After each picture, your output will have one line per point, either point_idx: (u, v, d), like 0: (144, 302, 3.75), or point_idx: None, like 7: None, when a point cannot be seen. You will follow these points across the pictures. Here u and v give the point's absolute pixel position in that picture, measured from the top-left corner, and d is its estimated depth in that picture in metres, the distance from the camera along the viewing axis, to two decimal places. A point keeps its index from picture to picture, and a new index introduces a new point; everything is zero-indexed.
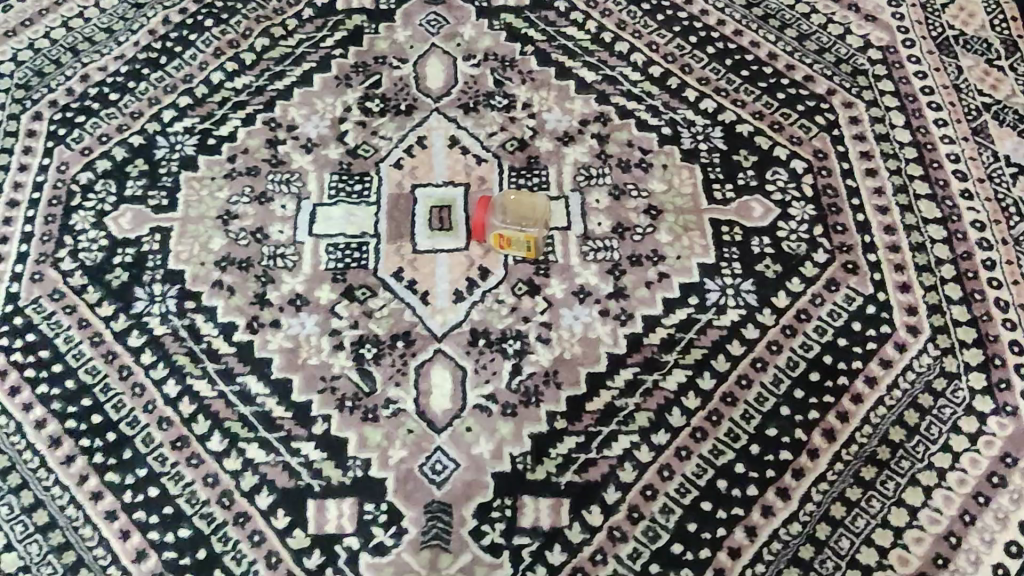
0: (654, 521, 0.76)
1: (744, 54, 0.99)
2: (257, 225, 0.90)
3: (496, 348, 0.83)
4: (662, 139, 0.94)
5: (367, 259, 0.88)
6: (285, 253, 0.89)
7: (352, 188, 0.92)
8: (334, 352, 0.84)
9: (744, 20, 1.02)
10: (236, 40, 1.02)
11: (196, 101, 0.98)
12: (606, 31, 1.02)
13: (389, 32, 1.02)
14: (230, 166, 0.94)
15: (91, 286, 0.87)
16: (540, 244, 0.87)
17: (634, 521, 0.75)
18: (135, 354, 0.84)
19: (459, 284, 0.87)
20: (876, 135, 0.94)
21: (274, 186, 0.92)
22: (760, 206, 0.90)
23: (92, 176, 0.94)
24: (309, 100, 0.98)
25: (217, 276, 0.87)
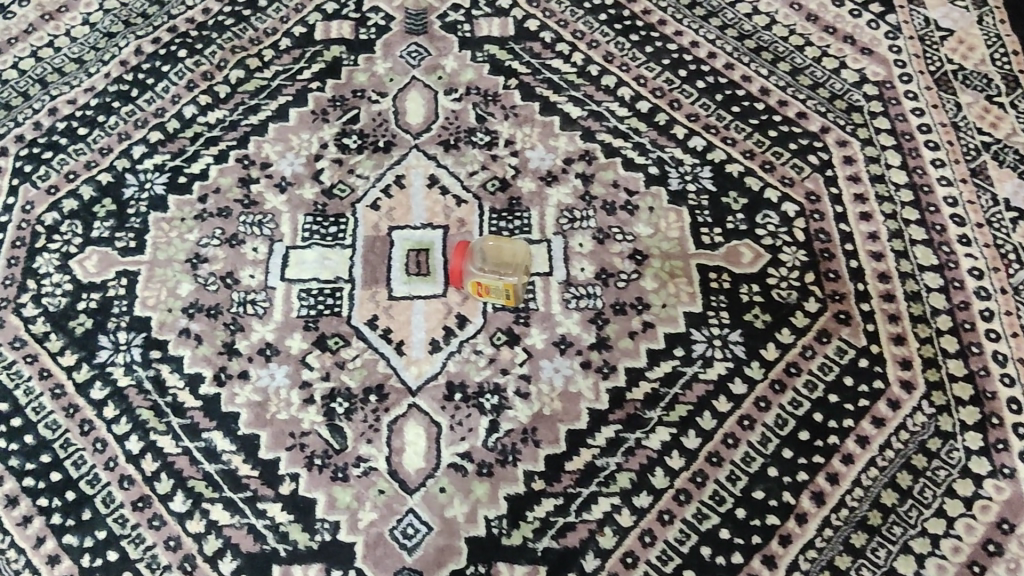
0: None
1: (734, 89, 0.96)
2: (227, 269, 0.87)
3: (473, 403, 0.80)
4: (649, 179, 0.91)
5: (340, 306, 0.85)
6: (256, 299, 0.85)
7: (326, 229, 0.89)
8: (303, 406, 0.80)
9: (735, 53, 0.98)
10: (210, 72, 0.99)
11: (167, 136, 0.95)
12: (593, 64, 0.98)
13: (368, 64, 0.99)
14: (201, 206, 0.91)
15: (54, 334, 0.84)
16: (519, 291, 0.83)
17: None
18: (98, 407, 0.81)
19: (437, 333, 0.83)
20: (871, 176, 0.90)
21: (245, 227, 0.89)
22: (749, 251, 0.87)
23: (57, 217, 0.91)
24: (284, 135, 0.94)
25: (185, 323, 0.84)
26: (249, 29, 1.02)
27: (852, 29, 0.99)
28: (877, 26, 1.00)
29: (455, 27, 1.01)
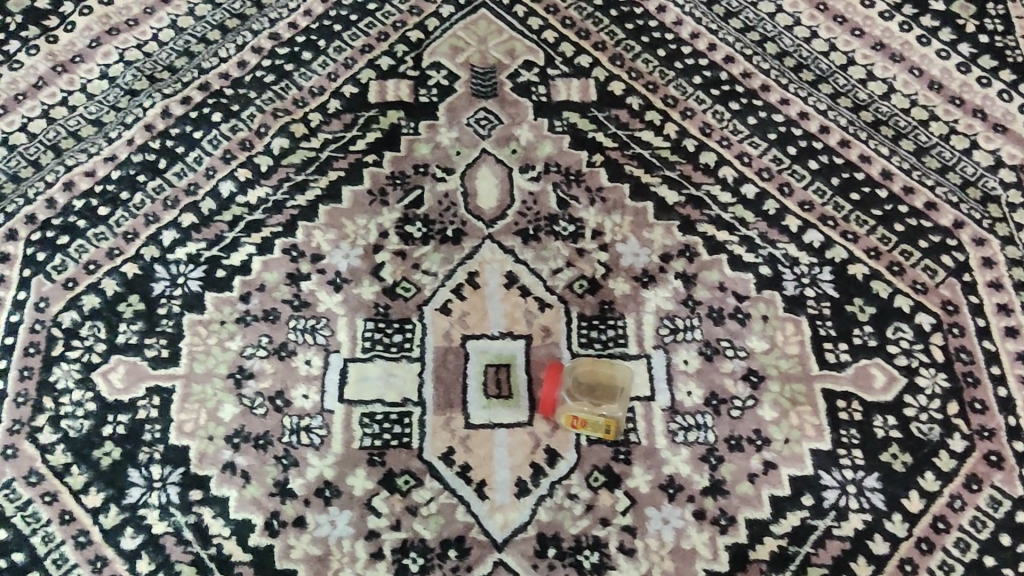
0: None
1: (852, 172, 0.84)
2: (276, 387, 0.75)
3: (570, 562, 0.69)
4: (761, 281, 0.79)
5: (410, 436, 0.73)
6: (311, 425, 0.74)
7: (390, 338, 0.77)
8: (371, 562, 0.69)
9: (851, 127, 0.86)
10: (249, 140, 0.86)
11: (201, 219, 0.83)
12: (688, 137, 0.86)
13: (431, 133, 0.87)
14: (243, 307, 0.78)
15: (76, 466, 0.72)
16: (619, 425, 0.72)
17: None
18: (130, 560, 0.69)
19: (523, 472, 0.72)
20: (1014, 282, 0.79)
21: (296, 335, 0.77)
22: (882, 373, 0.75)
23: (77, 318, 0.78)
24: (337, 221, 0.82)
25: (229, 456, 0.72)
26: (293, 88, 0.89)
27: (981, 101, 0.88)
28: (1009, 97, 0.88)
29: (529, 89, 0.89)
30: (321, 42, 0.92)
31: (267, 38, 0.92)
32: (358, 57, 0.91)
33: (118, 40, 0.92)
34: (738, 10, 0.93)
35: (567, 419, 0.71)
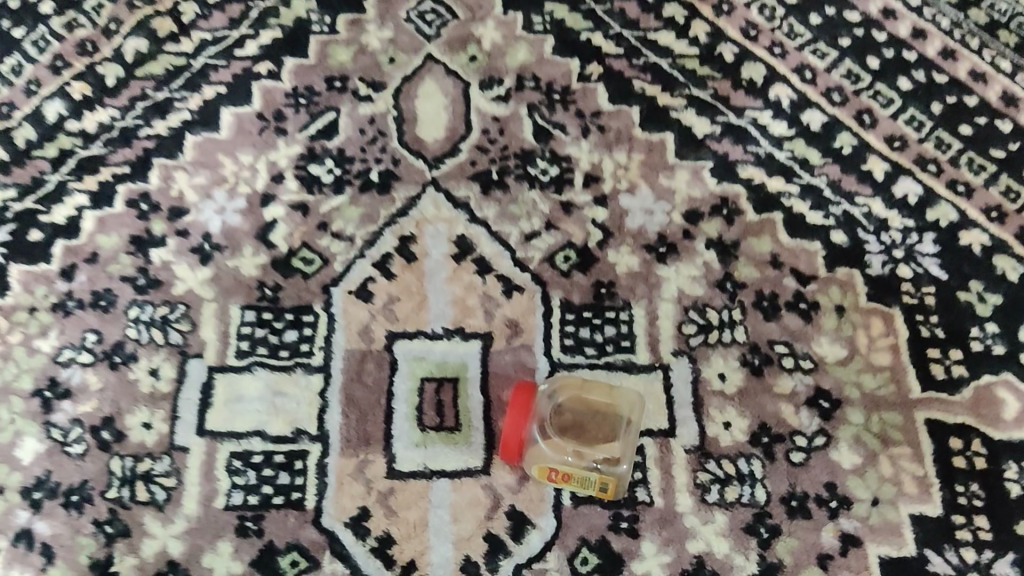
0: None
1: (963, 95, 0.58)
2: (104, 412, 0.50)
3: None
4: (833, 254, 0.53)
5: (303, 490, 0.48)
6: (152, 472, 0.48)
7: (280, 336, 0.51)
8: None
9: (955, 31, 0.60)
10: (92, 39, 0.60)
11: (14, 156, 0.56)
12: (725, 41, 0.60)
13: (354, 32, 0.60)
14: (64, 287, 0.53)
15: None
16: (622, 482, 0.46)
17: None
18: None
19: (474, 550, 0.47)
20: None
21: (137, 330, 0.51)
22: (1014, 397, 0.50)
23: None
24: (210, 157, 0.56)
25: (25, 520, 0.47)
26: None
27: None
28: None
29: None
30: None
31: None
32: None
33: None
34: None
35: (541, 472, 0.46)
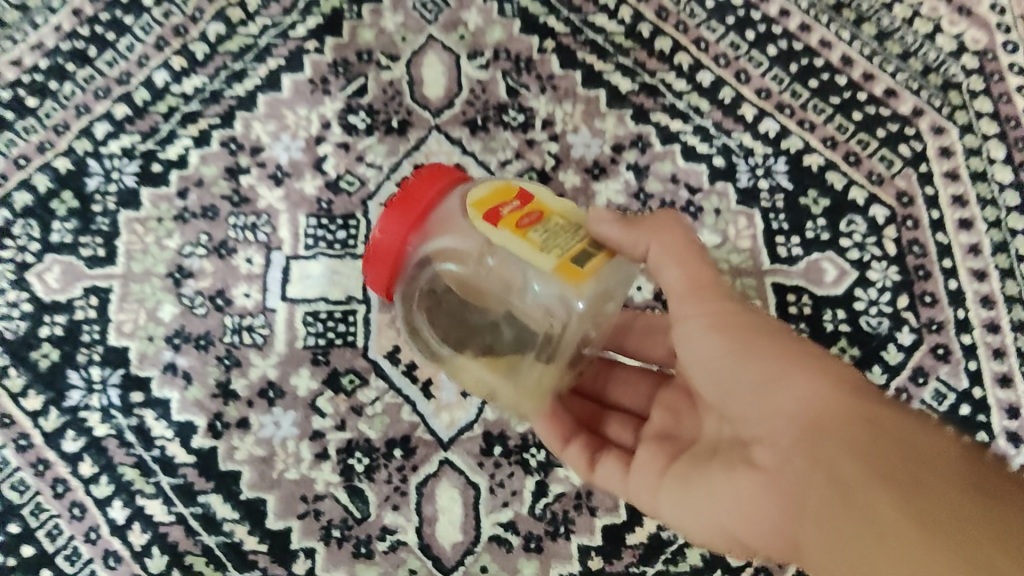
0: None
1: (811, 58, 0.80)
2: (217, 286, 0.73)
3: (516, 460, 0.68)
4: (714, 173, 0.78)
5: (354, 334, 0.71)
6: (253, 325, 0.72)
7: (334, 234, 0.75)
8: (316, 464, 0.69)
9: (811, 9, 0.81)
10: (184, 25, 0.79)
11: (135, 111, 0.78)
12: (644, 21, 0.80)
13: (375, 17, 0.81)
14: (181, 204, 0.76)
15: (15, 369, 0.71)
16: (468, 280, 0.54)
17: None
18: (72, 462, 0.68)
19: None
20: (971, 173, 0.78)
21: (237, 233, 0.75)
22: (833, 267, 0.76)
23: (8, 216, 0.75)
24: (277, 111, 0.78)
25: (170, 357, 0.71)
26: None
27: None
28: None
29: None
30: None
31: None
32: None
33: None
34: None
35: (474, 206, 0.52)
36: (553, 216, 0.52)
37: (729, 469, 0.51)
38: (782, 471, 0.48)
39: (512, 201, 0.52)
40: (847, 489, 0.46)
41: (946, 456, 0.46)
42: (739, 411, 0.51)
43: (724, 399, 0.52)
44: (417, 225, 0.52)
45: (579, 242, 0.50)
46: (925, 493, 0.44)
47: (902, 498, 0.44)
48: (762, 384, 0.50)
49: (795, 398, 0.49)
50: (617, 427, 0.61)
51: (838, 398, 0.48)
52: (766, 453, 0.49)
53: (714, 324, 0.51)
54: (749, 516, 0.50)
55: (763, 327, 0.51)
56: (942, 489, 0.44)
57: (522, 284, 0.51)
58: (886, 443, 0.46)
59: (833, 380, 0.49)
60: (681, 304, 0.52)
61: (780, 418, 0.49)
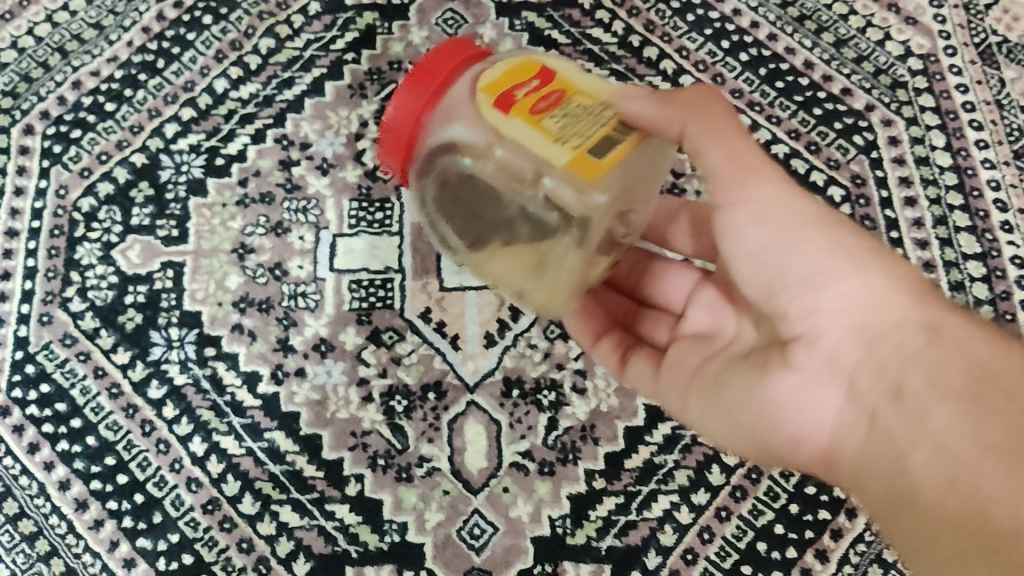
0: (709, 562, 0.79)
1: (778, 63, 0.94)
2: (275, 260, 0.86)
3: (531, 400, 0.81)
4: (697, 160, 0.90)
5: (392, 298, 0.84)
6: (306, 291, 0.85)
7: (372, 216, 0.87)
8: (363, 405, 0.81)
9: (778, 22, 0.96)
10: (239, 40, 0.94)
11: (199, 113, 0.91)
12: (634, 33, 0.95)
13: (404, 33, 0.94)
14: (242, 191, 0.89)
15: (105, 330, 0.84)
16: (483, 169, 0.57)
17: (690, 563, 0.79)
18: (157, 407, 0.81)
19: (491, 327, 0.83)
20: (916, 158, 0.91)
21: (290, 215, 0.88)
22: None
23: (94, 203, 0.88)
24: (321, 113, 0.92)
25: (237, 318, 0.84)
26: None
27: None
28: None
29: None
30: None
31: None
32: None
33: None
34: None
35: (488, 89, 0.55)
36: (575, 96, 0.55)
37: (768, 366, 0.56)
38: (823, 369, 0.54)
39: (533, 80, 0.55)
40: (903, 389, 0.51)
41: (1005, 363, 0.50)
42: (783, 304, 0.56)
43: (767, 291, 0.56)
44: (434, 99, 0.57)
45: (600, 125, 0.54)
46: (986, 404, 0.48)
47: (961, 405, 0.48)
48: (808, 278, 0.54)
49: (845, 293, 0.54)
50: (649, 329, 0.71)
51: (889, 297, 0.53)
52: (807, 349, 0.55)
53: (757, 213, 0.55)
54: (785, 414, 0.55)
55: (818, 220, 0.55)
56: (1001, 395, 0.48)
57: (533, 178, 0.55)
58: (942, 346, 0.51)
59: (886, 277, 0.54)
60: (724, 189, 0.55)
61: (829, 313, 0.54)
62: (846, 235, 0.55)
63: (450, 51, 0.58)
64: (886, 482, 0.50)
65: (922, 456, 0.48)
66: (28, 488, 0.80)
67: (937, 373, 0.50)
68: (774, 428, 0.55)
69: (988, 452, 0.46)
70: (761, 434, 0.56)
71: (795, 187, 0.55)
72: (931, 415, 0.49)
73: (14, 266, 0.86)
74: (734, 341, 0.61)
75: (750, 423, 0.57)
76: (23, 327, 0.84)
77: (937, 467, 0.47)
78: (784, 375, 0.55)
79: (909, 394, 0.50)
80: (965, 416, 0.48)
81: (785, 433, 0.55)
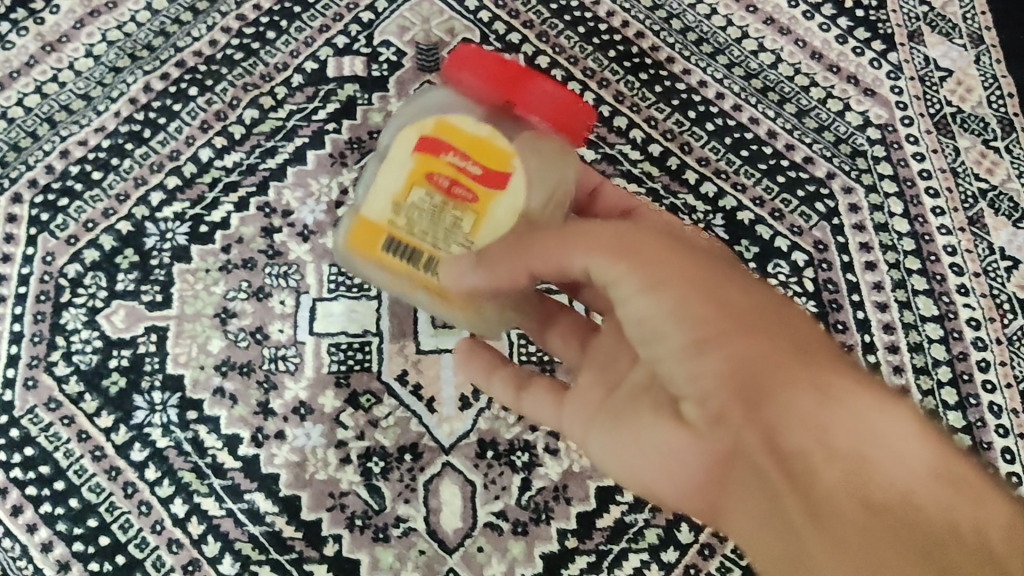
0: None
1: (742, 132, 0.98)
2: (256, 324, 0.89)
3: (505, 461, 0.84)
4: None
5: (370, 360, 0.87)
6: (286, 355, 0.88)
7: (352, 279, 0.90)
8: (341, 466, 0.84)
9: (742, 93, 1.00)
10: (224, 111, 0.97)
11: (185, 181, 0.94)
12: (605, 104, 0.98)
13: (383, 104, 0.98)
14: (225, 257, 0.91)
15: (88, 394, 0.86)
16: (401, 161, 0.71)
17: None
18: (139, 469, 0.83)
19: (466, 389, 0.86)
20: (875, 224, 0.95)
21: (272, 280, 0.91)
22: None
23: (80, 269, 0.90)
24: (304, 180, 0.94)
25: (219, 382, 0.87)
26: (260, 64, 0.98)
27: (855, 69, 1.02)
28: (879, 65, 1.02)
29: None
30: (283, 22, 1.00)
31: (234, 19, 1.00)
32: (317, 36, 1.00)
33: (99, 21, 0.99)
34: None
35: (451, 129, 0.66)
36: (464, 211, 0.65)
37: (659, 417, 0.57)
38: (710, 426, 0.54)
39: (472, 167, 0.65)
40: (775, 434, 0.51)
41: (900, 430, 0.50)
42: (667, 362, 0.56)
43: (654, 348, 0.57)
44: (477, 95, 0.66)
45: (424, 236, 0.66)
46: (870, 470, 0.49)
47: (847, 469, 0.49)
48: (693, 343, 0.55)
49: (727, 352, 0.54)
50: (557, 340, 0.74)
51: (765, 355, 0.53)
52: (694, 408, 0.55)
53: (646, 282, 0.56)
54: (676, 466, 0.57)
55: (704, 279, 0.56)
56: (883, 456, 0.49)
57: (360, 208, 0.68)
58: (828, 402, 0.51)
59: (769, 339, 0.54)
60: (609, 267, 0.57)
61: (706, 376, 0.54)
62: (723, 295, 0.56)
63: (495, 67, 0.65)
64: (771, 544, 0.52)
65: (799, 525, 0.49)
66: (11, 550, 0.81)
67: (824, 434, 0.50)
68: (665, 479, 0.58)
69: (867, 514, 0.47)
70: (655, 481, 0.59)
71: (675, 257, 0.57)
72: (816, 476, 0.49)
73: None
74: (625, 376, 0.62)
75: (643, 473, 0.59)
76: (7, 392, 0.85)
77: (817, 540, 0.48)
78: (674, 431, 0.56)
79: (793, 462, 0.50)
80: (851, 486, 0.48)
81: (676, 484, 0.58)
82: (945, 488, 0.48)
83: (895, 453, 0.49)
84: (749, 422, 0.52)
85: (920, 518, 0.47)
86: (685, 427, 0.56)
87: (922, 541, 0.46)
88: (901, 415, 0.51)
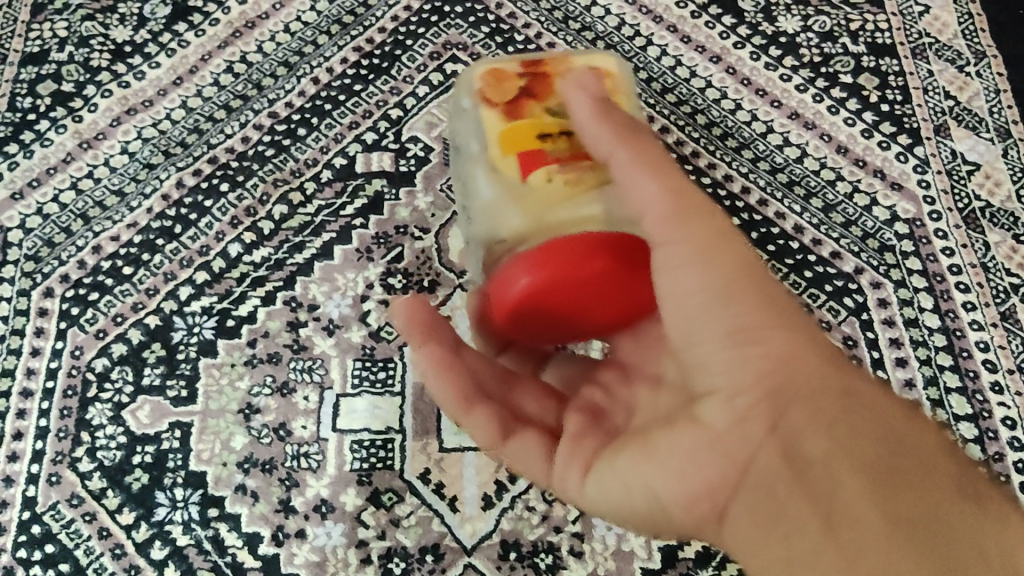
0: None
1: (769, 226, 0.97)
2: (280, 420, 0.89)
3: (528, 564, 0.83)
4: None
5: (392, 459, 0.87)
6: (309, 452, 0.87)
7: (375, 375, 0.90)
8: (361, 567, 0.83)
9: (768, 187, 1.00)
10: (254, 207, 0.97)
11: (213, 276, 0.94)
12: None
13: (410, 198, 0.98)
14: (250, 352, 0.91)
15: (111, 490, 0.86)
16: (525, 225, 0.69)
17: None
18: (159, 567, 0.84)
19: (489, 488, 0.86)
20: (905, 320, 0.94)
21: (296, 374, 0.90)
22: None
23: (108, 363, 0.91)
24: (329, 275, 0.94)
25: (240, 479, 0.86)
26: (290, 160, 1.00)
27: (881, 163, 1.01)
28: (905, 159, 1.02)
29: None
30: (314, 119, 1.02)
31: (267, 116, 1.02)
32: (346, 132, 1.01)
33: (135, 119, 1.02)
34: (673, 86, 1.05)
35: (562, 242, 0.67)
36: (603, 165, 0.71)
37: (685, 426, 0.59)
38: (732, 427, 0.56)
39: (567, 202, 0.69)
40: (792, 441, 0.54)
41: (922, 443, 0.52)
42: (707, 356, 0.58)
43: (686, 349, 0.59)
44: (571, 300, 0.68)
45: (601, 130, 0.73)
46: (891, 478, 0.49)
47: (873, 484, 0.49)
48: (737, 333, 0.56)
49: (770, 348, 0.56)
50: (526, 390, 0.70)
51: (804, 359, 0.56)
52: (720, 406, 0.57)
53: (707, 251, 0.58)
54: (688, 468, 0.57)
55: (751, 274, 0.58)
56: (907, 474, 0.49)
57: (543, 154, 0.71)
58: (851, 408, 0.53)
59: (814, 350, 0.56)
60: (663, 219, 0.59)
61: (749, 370, 0.56)
62: (774, 299, 0.57)
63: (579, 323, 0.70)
64: (770, 540, 0.52)
65: (808, 518, 0.50)
66: None
67: (836, 433, 0.52)
68: (677, 486, 0.57)
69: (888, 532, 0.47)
70: (659, 490, 0.58)
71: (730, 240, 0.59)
72: (837, 484, 0.50)
73: (27, 425, 0.88)
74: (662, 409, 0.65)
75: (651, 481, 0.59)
76: (31, 487, 0.86)
77: (835, 543, 0.48)
78: (695, 433, 0.58)
79: (811, 470, 0.52)
80: (872, 495, 0.49)
81: (676, 488, 0.57)
82: (973, 503, 0.48)
83: (916, 465, 0.50)
84: (769, 417, 0.55)
85: (946, 535, 0.46)
86: (707, 427, 0.57)
87: (959, 555, 0.45)
88: (928, 438, 0.52)
